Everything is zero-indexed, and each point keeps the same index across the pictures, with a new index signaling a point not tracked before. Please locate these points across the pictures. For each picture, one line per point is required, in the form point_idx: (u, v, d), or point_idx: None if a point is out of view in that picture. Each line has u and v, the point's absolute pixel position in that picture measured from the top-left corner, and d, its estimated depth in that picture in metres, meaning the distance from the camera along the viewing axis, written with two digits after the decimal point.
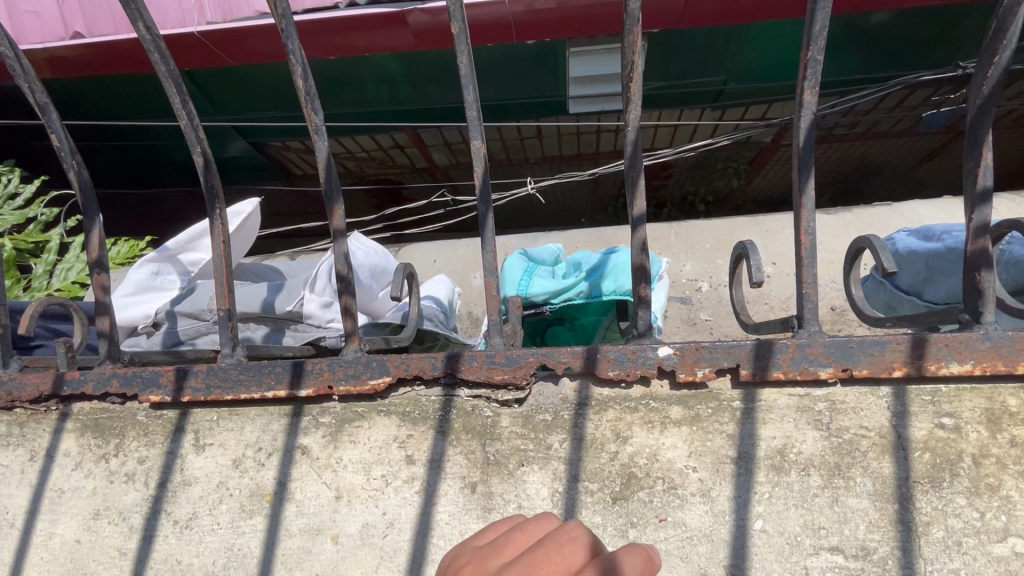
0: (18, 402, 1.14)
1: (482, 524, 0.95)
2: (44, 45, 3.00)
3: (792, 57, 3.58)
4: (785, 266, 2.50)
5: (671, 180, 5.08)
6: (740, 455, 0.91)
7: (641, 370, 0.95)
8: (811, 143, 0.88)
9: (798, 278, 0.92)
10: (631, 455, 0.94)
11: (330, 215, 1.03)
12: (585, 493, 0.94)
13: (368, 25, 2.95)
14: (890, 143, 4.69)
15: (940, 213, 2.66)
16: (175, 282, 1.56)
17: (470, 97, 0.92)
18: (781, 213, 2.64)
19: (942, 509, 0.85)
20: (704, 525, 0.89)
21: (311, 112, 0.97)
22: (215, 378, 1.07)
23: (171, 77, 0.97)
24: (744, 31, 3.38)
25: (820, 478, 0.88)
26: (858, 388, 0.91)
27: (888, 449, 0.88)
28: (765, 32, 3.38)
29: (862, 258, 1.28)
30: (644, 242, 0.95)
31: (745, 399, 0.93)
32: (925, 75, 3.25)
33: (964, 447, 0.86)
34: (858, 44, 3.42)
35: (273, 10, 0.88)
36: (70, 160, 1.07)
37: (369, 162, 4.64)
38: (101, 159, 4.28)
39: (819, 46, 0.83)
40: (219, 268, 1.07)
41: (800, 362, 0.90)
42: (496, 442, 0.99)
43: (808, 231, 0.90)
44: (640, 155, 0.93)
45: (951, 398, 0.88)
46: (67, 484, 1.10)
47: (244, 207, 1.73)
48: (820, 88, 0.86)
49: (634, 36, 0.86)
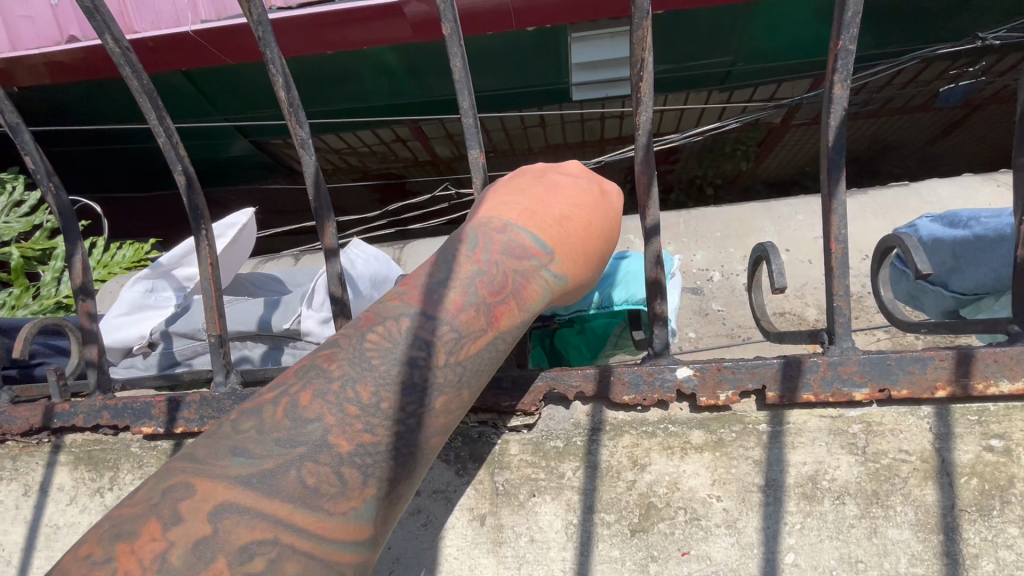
0: (9, 435, 1.10)
1: (492, 559, 0.90)
2: (40, 50, 2.95)
3: (803, 33, 3.43)
4: (802, 254, 2.41)
5: (678, 164, 4.95)
6: (768, 483, 0.85)
7: (658, 394, 0.88)
8: (842, 141, 0.80)
9: (829, 290, 0.84)
10: (650, 484, 0.88)
11: (321, 233, 0.97)
12: (601, 526, 0.88)
13: (366, 17, 2.86)
14: (906, 120, 4.53)
15: (964, 194, 2.54)
16: (171, 298, 1.51)
17: (465, 103, 0.85)
18: (797, 198, 2.54)
19: (992, 540, 0.78)
20: (730, 559, 0.83)
21: (296, 125, 0.90)
22: (209, 408, 1.02)
23: (145, 92, 0.90)
24: (753, 9, 3.25)
25: (856, 507, 0.82)
26: (897, 409, 0.83)
27: (932, 474, 0.81)
28: (774, 8, 3.24)
29: (891, 255, 1.20)
30: (659, 255, 0.88)
31: (772, 422, 0.86)
32: (943, 48, 3.10)
33: (1015, 471, 0.79)
34: (871, 17, 3.26)
35: (248, 15, 0.81)
36: (46, 182, 1.01)
37: (372, 157, 4.57)
38: (101, 164, 4.24)
39: (852, 34, 0.75)
40: (208, 292, 1.01)
41: (833, 382, 0.83)
42: (505, 471, 0.93)
43: (839, 238, 0.82)
44: (654, 159, 0.85)
45: (1000, 418, 0.81)
46: (62, 520, 1.06)
47: (239, 218, 1.68)
48: (852, 80, 0.78)
49: (644, 29, 0.78)
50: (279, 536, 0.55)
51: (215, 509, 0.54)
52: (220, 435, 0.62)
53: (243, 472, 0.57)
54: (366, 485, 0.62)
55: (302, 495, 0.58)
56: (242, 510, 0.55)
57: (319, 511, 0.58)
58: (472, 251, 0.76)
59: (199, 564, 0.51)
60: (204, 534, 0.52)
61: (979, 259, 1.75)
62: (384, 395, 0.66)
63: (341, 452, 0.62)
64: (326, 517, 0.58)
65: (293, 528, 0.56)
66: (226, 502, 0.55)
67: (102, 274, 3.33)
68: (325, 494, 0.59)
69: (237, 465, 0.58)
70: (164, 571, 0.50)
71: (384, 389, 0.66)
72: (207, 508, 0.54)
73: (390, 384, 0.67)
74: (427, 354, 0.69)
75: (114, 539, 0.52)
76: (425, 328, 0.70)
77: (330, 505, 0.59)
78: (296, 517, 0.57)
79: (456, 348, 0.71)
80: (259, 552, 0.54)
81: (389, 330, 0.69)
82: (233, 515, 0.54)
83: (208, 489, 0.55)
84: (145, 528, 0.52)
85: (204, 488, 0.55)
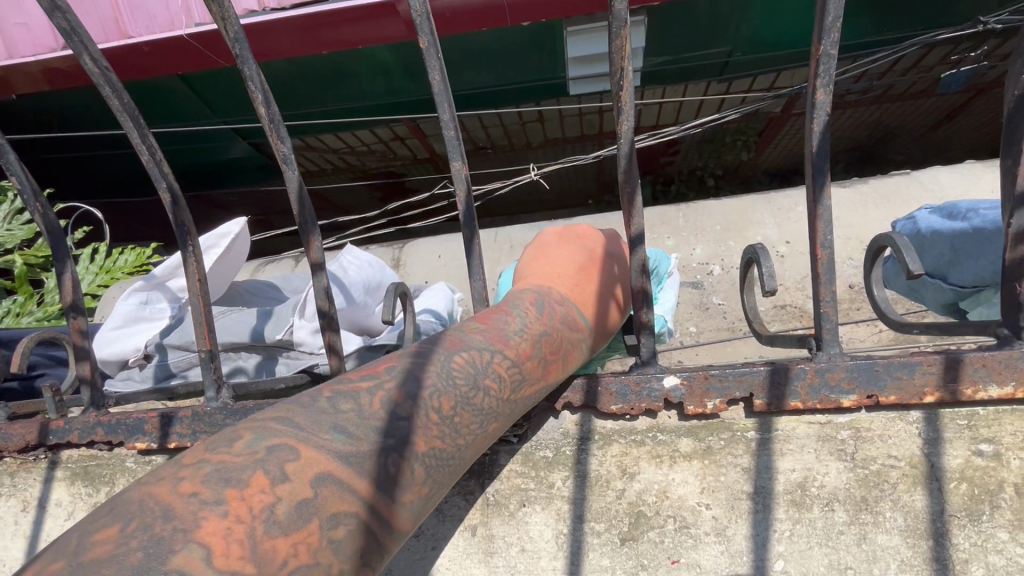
0: (7, 452, 1.11)
1: (484, 569, 0.90)
2: (36, 57, 2.96)
3: (801, 21, 3.39)
4: (802, 247, 2.39)
5: (678, 156, 4.92)
6: (757, 490, 0.84)
7: (646, 404, 0.88)
8: (825, 146, 0.79)
9: (816, 296, 0.84)
10: (639, 493, 0.88)
11: (307, 247, 0.96)
12: (591, 535, 0.88)
13: (357, 16, 2.85)
14: (908, 106, 4.47)
15: (966, 182, 2.51)
16: (166, 310, 1.52)
17: (445, 116, 0.85)
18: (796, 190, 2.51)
19: (982, 545, 0.77)
20: (720, 567, 0.83)
21: (277, 141, 0.90)
22: (200, 423, 1.02)
23: (126, 111, 0.90)
24: None
25: (846, 514, 0.81)
26: (885, 414, 0.83)
27: (921, 480, 0.80)
28: None
29: (884, 254, 1.19)
30: (644, 264, 0.88)
31: (761, 430, 0.86)
32: (943, 33, 3.06)
33: (1004, 476, 0.79)
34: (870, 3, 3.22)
35: (224, 33, 0.81)
36: (33, 202, 1.02)
37: (370, 156, 4.56)
38: (100, 170, 4.25)
39: (833, 39, 0.74)
40: (196, 307, 1.01)
41: (820, 389, 0.83)
42: (495, 481, 0.93)
43: (824, 244, 0.82)
44: (636, 168, 0.84)
45: (989, 422, 0.80)
46: (60, 535, 1.07)
47: (232, 227, 1.68)
48: (834, 85, 0.77)
49: (622, 38, 0.77)
50: (360, 514, 0.51)
51: (317, 476, 0.49)
52: (315, 404, 0.57)
53: (345, 447, 0.53)
54: (428, 486, 0.60)
55: (387, 483, 0.55)
56: (339, 480, 0.50)
57: (391, 500, 0.55)
58: (540, 313, 0.84)
59: (297, 524, 0.46)
60: (305, 494, 0.48)
61: (975, 252, 1.74)
62: (462, 412, 0.66)
63: (418, 452, 0.59)
64: (395, 505, 0.55)
65: (372, 510, 0.52)
66: (329, 470, 0.50)
67: (103, 279, 3.35)
68: (400, 484, 0.56)
69: (338, 439, 0.53)
70: (271, 526, 0.45)
71: (465, 406, 0.66)
72: (311, 472, 0.49)
73: (470, 403, 0.67)
74: (503, 383, 0.72)
75: (220, 483, 0.46)
76: (504, 362, 0.73)
77: (399, 497, 0.56)
78: (375, 501, 0.53)
79: (520, 386, 0.75)
80: (345, 525, 0.50)
81: (474, 354, 0.71)
82: (333, 484, 0.50)
83: (314, 455, 0.51)
84: (252, 479, 0.47)
85: (310, 452, 0.51)
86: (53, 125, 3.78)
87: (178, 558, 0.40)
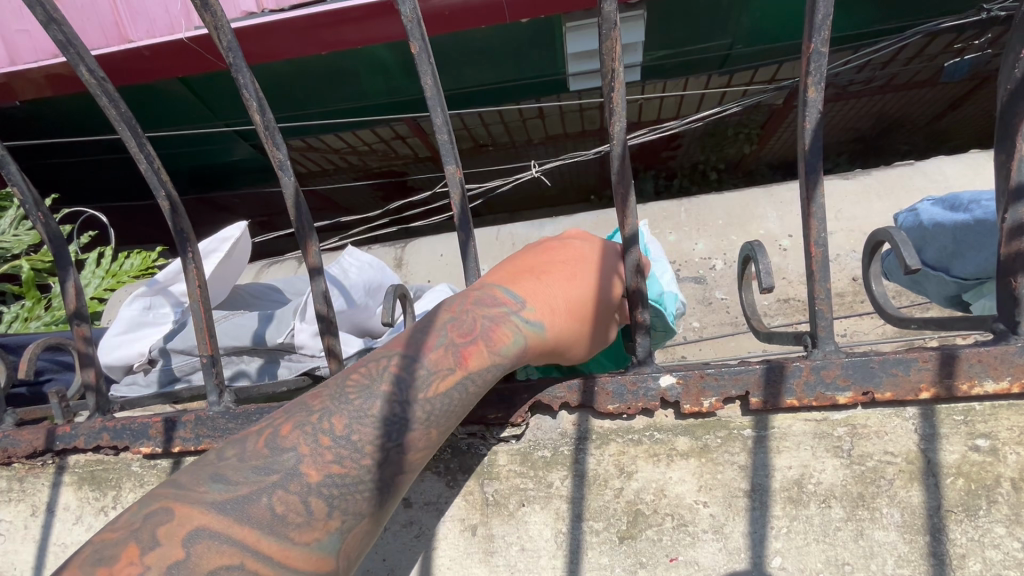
0: (15, 457, 1.13)
1: (484, 568, 0.91)
2: (38, 64, 2.98)
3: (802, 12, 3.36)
4: None
5: (681, 150, 4.91)
6: (754, 488, 0.85)
7: (642, 403, 0.88)
8: (818, 143, 0.79)
9: (811, 293, 0.84)
10: (637, 491, 0.88)
11: (304, 252, 0.97)
12: (589, 534, 0.89)
13: (355, 17, 2.85)
14: (911, 95, 4.44)
15: (969, 172, 2.49)
16: (168, 314, 1.53)
17: (438, 119, 0.85)
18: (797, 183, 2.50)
19: (978, 540, 0.77)
20: (718, 564, 0.84)
21: (273, 148, 0.90)
22: (204, 427, 1.04)
23: (124, 120, 0.91)
24: None
25: (843, 510, 0.82)
26: (882, 411, 0.83)
27: (917, 475, 0.81)
28: None
29: (883, 249, 1.19)
30: (639, 264, 0.88)
31: (757, 427, 0.86)
32: (946, 22, 3.03)
33: (1001, 471, 0.79)
34: None
35: (217, 42, 0.82)
36: (36, 212, 1.03)
37: (371, 155, 4.57)
38: (104, 174, 4.28)
39: (823, 36, 0.74)
40: (197, 314, 1.03)
41: (816, 387, 0.83)
42: (494, 482, 0.94)
43: (818, 242, 0.82)
44: (628, 168, 0.85)
45: (985, 417, 0.80)
46: (69, 538, 1.09)
47: (233, 231, 1.69)
48: (826, 83, 0.76)
49: (613, 39, 0.78)
50: (245, 562, 0.54)
51: (189, 534, 0.53)
52: (208, 459, 0.62)
53: (222, 497, 0.57)
54: (334, 516, 0.61)
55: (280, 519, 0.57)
56: (217, 533, 0.54)
57: (284, 540, 0.57)
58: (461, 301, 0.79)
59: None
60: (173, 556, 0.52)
61: (978, 244, 1.73)
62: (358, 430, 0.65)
63: (312, 482, 0.61)
64: (291, 547, 0.57)
65: (259, 555, 0.55)
66: (200, 525, 0.54)
67: (110, 284, 3.38)
68: (292, 522, 0.58)
69: (215, 491, 0.57)
70: None
71: (360, 424, 0.65)
72: (182, 532, 0.53)
73: (368, 420, 0.66)
74: (402, 388, 0.68)
75: (91, 564, 0.50)
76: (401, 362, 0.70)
77: (295, 535, 0.58)
78: (262, 546, 0.56)
79: (429, 383, 0.70)
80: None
81: (372, 368, 0.69)
82: (205, 540, 0.53)
83: (185, 513, 0.54)
84: (122, 553, 0.51)
85: (183, 511, 0.55)
86: (56, 130, 3.81)
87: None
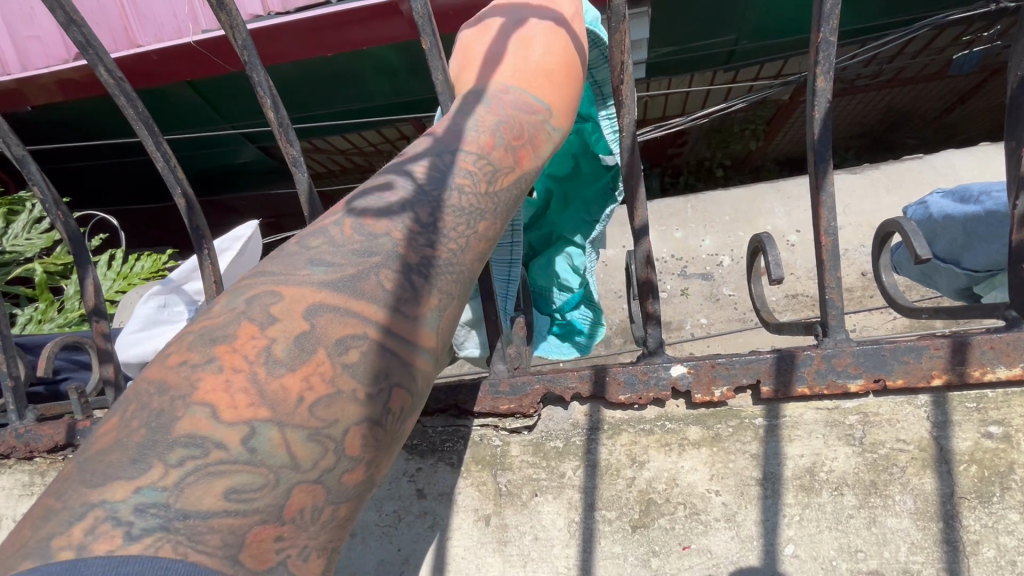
0: (37, 452, 1.15)
1: (498, 558, 0.92)
2: (49, 69, 3.01)
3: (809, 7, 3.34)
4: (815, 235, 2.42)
5: (687, 147, 4.89)
6: (766, 476, 0.85)
7: (653, 393, 0.89)
8: (827, 133, 0.80)
9: (821, 283, 0.85)
10: (649, 480, 0.89)
11: None
12: (602, 523, 0.89)
13: (362, 17, 2.87)
14: (920, 89, 4.41)
15: (979, 164, 2.48)
16: (182, 312, 1.55)
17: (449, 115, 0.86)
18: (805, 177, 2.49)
19: (993, 526, 0.78)
20: (730, 552, 0.84)
21: (287, 145, 0.92)
22: None
23: (141, 120, 0.93)
24: None
25: (855, 497, 0.82)
26: (893, 399, 0.83)
27: (930, 463, 0.81)
28: None
29: (892, 240, 1.19)
30: (649, 255, 0.89)
31: (769, 416, 0.87)
32: (955, 15, 3.01)
33: (1015, 457, 0.79)
34: None
35: (232, 41, 0.83)
36: (55, 211, 1.05)
37: (378, 156, 4.59)
38: (114, 178, 4.33)
39: (832, 27, 0.74)
40: (213, 309, 1.05)
41: (827, 375, 0.83)
42: (507, 472, 0.95)
43: (828, 231, 0.82)
44: (637, 159, 0.85)
45: (998, 404, 0.80)
46: None
47: (244, 231, 1.74)
48: (834, 72, 0.77)
49: (622, 32, 0.78)
50: (369, 335, 0.56)
51: (307, 308, 0.54)
52: (286, 251, 0.61)
53: (325, 276, 0.57)
54: (432, 291, 0.63)
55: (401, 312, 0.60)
56: (352, 319, 0.56)
57: (394, 313, 0.59)
58: (487, 105, 0.79)
59: (298, 358, 0.52)
60: (300, 330, 0.53)
61: (987, 235, 1.72)
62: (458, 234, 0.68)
63: (433, 288, 0.63)
64: (396, 318, 0.59)
65: (376, 324, 0.57)
66: (331, 310, 0.55)
67: (122, 286, 3.42)
68: (400, 299, 0.60)
69: (319, 272, 0.57)
70: (272, 361, 0.51)
71: (459, 223, 0.68)
72: (301, 308, 0.54)
73: (456, 209, 0.68)
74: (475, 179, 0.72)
75: (209, 344, 0.51)
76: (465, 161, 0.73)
77: (402, 307, 0.60)
78: (378, 316, 0.58)
79: (495, 177, 0.74)
80: (350, 348, 0.54)
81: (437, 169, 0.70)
82: (326, 312, 0.55)
83: (297, 291, 0.55)
84: (238, 331, 0.52)
85: (315, 301, 0.55)
86: (65, 135, 3.85)
87: (185, 419, 0.47)
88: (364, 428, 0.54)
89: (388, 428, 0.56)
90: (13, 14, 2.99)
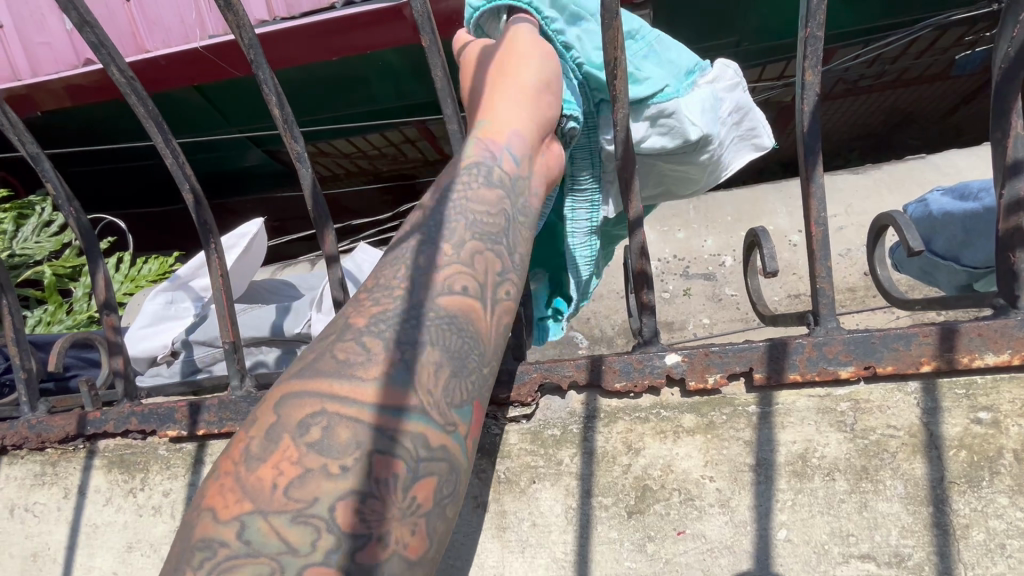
0: (48, 443, 1.18)
1: (498, 544, 0.94)
2: (59, 74, 3.07)
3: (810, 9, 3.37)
4: None
5: None
6: (759, 462, 0.87)
7: (648, 380, 0.91)
8: (816, 126, 0.82)
9: (812, 273, 0.86)
10: (644, 467, 0.91)
11: (321, 241, 1.01)
12: (599, 509, 0.91)
13: (365, 22, 2.91)
14: (924, 90, 4.42)
15: (981, 163, 2.48)
16: (189, 308, 1.58)
17: (448, 109, 0.89)
18: None
19: (982, 510, 0.79)
20: (724, 537, 0.86)
21: (291, 140, 0.95)
22: (227, 411, 1.08)
23: (151, 116, 0.96)
24: None
25: (847, 483, 0.84)
26: (883, 386, 0.85)
27: (920, 449, 0.82)
28: None
29: (887, 234, 1.20)
30: (643, 246, 0.91)
31: (762, 403, 0.88)
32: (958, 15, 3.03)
33: (1004, 443, 0.80)
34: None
35: (239, 39, 0.86)
36: (67, 207, 1.09)
37: (382, 159, 4.63)
38: (122, 182, 4.39)
39: (819, 21, 0.76)
40: (220, 302, 1.07)
41: (818, 362, 0.85)
42: (506, 460, 0.97)
43: (818, 221, 0.84)
44: (631, 151, 0.88)
45: (987, 390, 0.82)
46: (100, 519, 1.14)
47: (249, 229, 1.76)
48: (822, 66, 0.79)
49: (615, 28, 0.80)
50: (327, 408, 0.59)
51: (278, 402, 0.61)
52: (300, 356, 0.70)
53: (297, 369, 0.64)
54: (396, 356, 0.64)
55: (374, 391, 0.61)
56: (337, 412, 0.59)
57: (352, 379, 0.61)
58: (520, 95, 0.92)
59: (269, 448, 0.58)
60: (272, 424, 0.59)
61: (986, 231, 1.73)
62: (450, 309, 0.69)
63: (419, 357, 0.64)
64: (359, 382, 0.61)
65: (335, 398, 0.60)
66: (320, 402, 0.60)
67: (129, 288, 3.47)
68: (352, 364, 0.62)
69: (294, 371, 0.64)
70: (248, 457, 0.57)
71: (449, 304, 0.69)
72: (274, 404, 0.61)
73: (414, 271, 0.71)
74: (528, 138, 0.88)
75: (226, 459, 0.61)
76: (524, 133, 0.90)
77: (360, 372, 0.62)
78: (336, 390, 0.60)
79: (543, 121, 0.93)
80: (311, 428, 0.58)
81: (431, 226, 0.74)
82: (289, 402, 0.61)
83: (274, 392, 0.62)
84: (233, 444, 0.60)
85: (303, 393, 0.61)
86: (74, 139, 3.91)
87: (201, 522, 0.56)
88: (350, 500, 0.56)
89: (388, 499, 0.58)
90: (25, 21, 3.06)
